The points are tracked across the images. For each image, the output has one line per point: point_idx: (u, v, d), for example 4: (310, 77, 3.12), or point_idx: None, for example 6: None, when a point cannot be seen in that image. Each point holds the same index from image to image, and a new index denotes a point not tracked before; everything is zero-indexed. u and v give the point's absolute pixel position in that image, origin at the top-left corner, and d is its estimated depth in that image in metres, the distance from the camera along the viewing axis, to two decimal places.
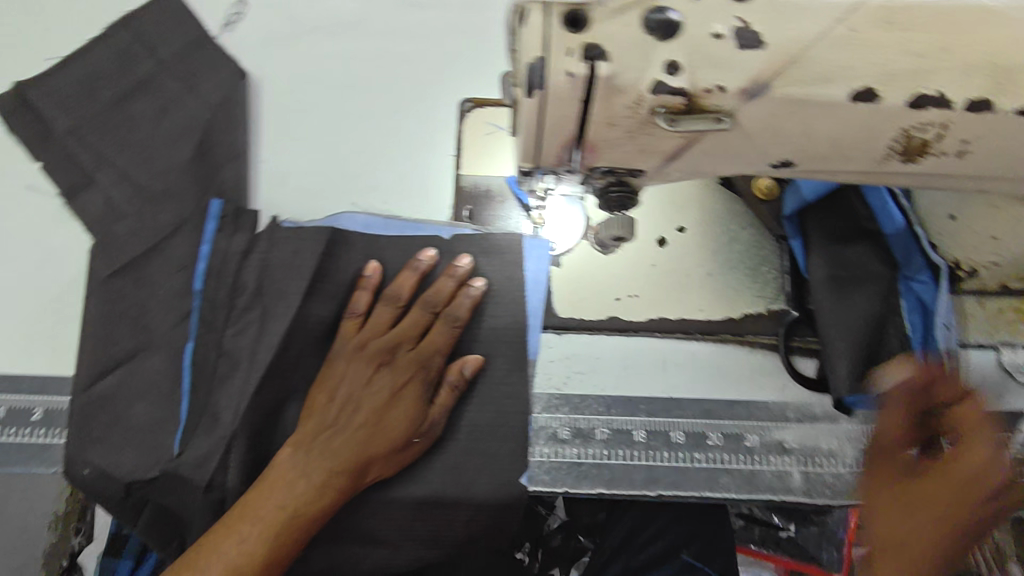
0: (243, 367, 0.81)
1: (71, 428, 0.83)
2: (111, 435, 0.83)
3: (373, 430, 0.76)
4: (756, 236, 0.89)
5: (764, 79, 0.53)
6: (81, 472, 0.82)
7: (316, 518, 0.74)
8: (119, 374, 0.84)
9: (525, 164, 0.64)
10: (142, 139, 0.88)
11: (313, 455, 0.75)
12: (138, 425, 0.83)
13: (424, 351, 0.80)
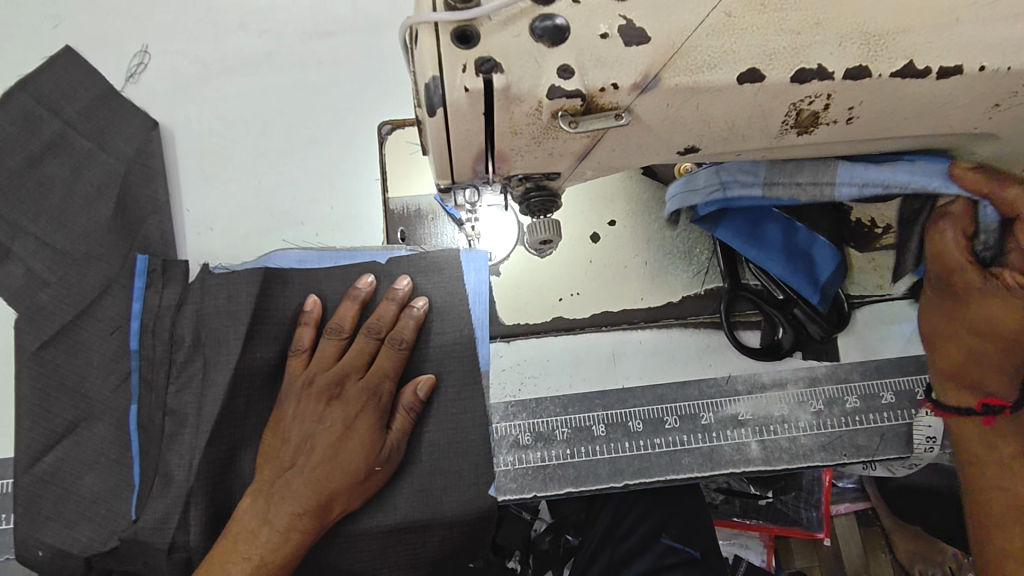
0: (192, 420, 0.79)
1: (17, 511, 0.80)
2: (62, 512, 0.80)
3: (330, 466, 0.75)
4: (685, 220, 0.91)
5: (654, 71, 0.55)
6: (34, 554, 0.79)
7: (286, 564, 0.73)
8: (63, 447, 0.81)
9: (442, 181, 0.65)
10: (57, 203, 0.87)
11: (273, 502, 0.74)
12: (89, 498, 0.80)
13: (373, 378, 0.79)
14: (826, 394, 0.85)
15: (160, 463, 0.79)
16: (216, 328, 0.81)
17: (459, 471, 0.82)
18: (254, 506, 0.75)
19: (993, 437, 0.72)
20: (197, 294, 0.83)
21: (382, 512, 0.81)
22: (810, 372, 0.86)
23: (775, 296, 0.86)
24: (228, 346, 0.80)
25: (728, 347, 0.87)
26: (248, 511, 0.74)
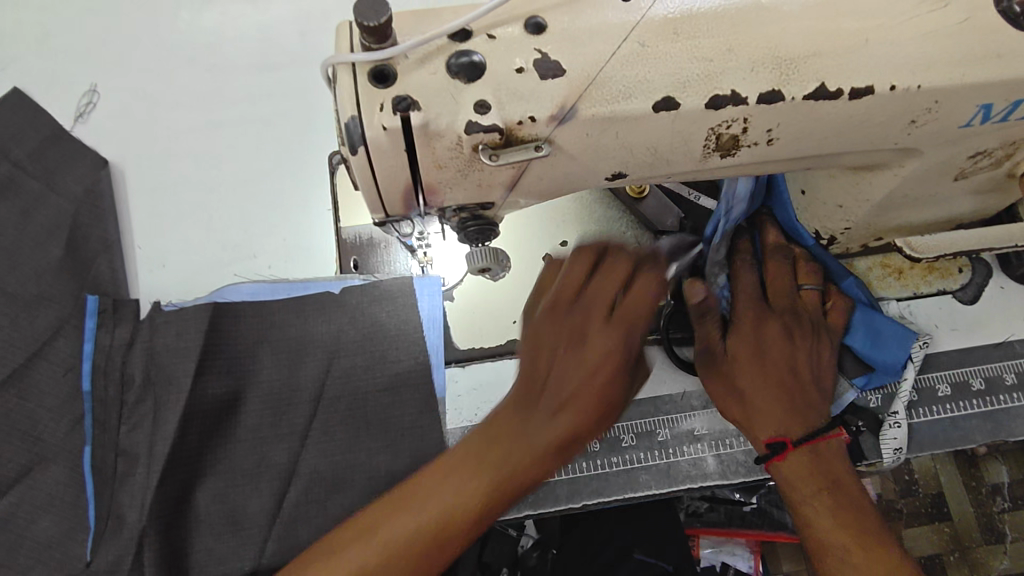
0: (146, 460, 0.79)
1: None
2: (15, 558, 0.79)
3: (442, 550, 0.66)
4: (636, 240, 0.90)
5: (570, 103, 0.56)
6: None
7: None
8: (17, 491, 0.81)
9: (377, 215, 0.65)
10: (5, 247, 0.86)
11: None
12: (42, 543, 0.79)
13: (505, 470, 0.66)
14: None
15: (114, 504, 0.79)
16: (167, 366, 0.82)
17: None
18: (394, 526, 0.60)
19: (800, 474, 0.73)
20: (148, 333, 0.83)
21: None
22: None
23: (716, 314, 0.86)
24: (178, 384, 0.81)
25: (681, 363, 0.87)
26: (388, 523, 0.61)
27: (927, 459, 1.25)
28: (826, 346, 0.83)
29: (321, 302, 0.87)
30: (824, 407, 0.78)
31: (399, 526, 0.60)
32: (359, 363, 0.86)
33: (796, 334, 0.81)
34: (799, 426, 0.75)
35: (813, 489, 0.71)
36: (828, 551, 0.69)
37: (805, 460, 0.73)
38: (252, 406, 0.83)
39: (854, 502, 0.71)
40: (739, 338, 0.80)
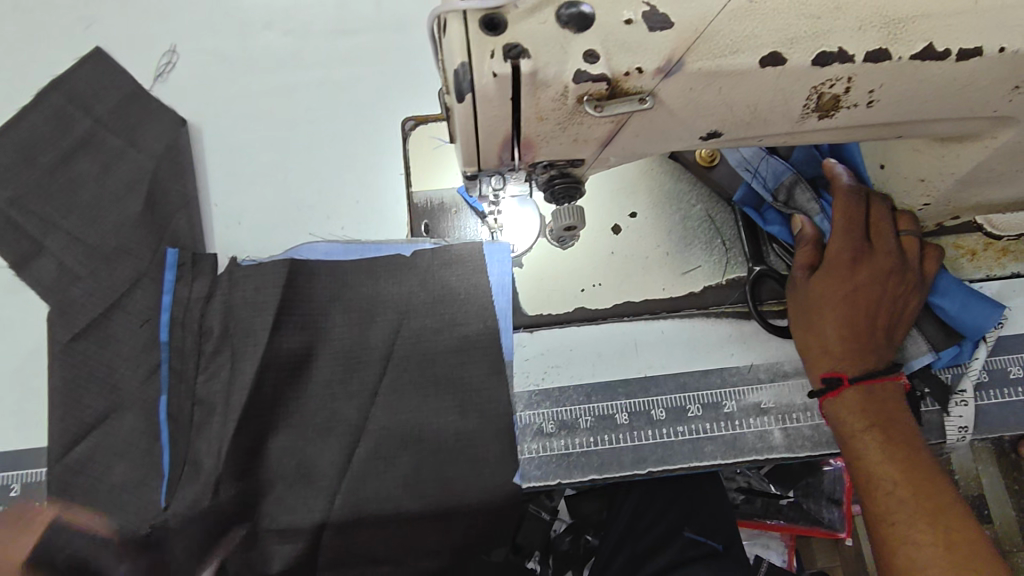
0: (222, 410, 0.81)
1: (50, 500, 0.80)
2: (93, 500, 0.81)
3: None
4: (706, 211, 0.92)
5: (677, 56, 0.56)
6: (68, 541, 0.79)
7: None
8: (94, 437, 0.82)
9: (469, 168, 0.66)
10: (87, 200, 0.89)
11: None
12: (118, 488, 0.81)
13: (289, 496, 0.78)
14: None
15: (190, 452, 0.80)
16: (243, 321, 0.83)
17: (485, 462, 0.83)
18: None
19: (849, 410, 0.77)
20: (226, 287, 0.85)
21: (404, 501, 0.82)
22: None
23: None
24: (254, 337, 0.83)
25: (751, 334, 0.87)
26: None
27: (970, 461, 1.24)
28: (914, 294, 0.82)
29: (396, 263, 0.88)
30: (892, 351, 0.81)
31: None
32: (430, 325, 0.86)
33: (889, 280, 0.80)
34: (858, 366, 0.78)
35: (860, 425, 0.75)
36: (873, 489, 0.73)
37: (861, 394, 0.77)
38: (324, 362, 0.84)
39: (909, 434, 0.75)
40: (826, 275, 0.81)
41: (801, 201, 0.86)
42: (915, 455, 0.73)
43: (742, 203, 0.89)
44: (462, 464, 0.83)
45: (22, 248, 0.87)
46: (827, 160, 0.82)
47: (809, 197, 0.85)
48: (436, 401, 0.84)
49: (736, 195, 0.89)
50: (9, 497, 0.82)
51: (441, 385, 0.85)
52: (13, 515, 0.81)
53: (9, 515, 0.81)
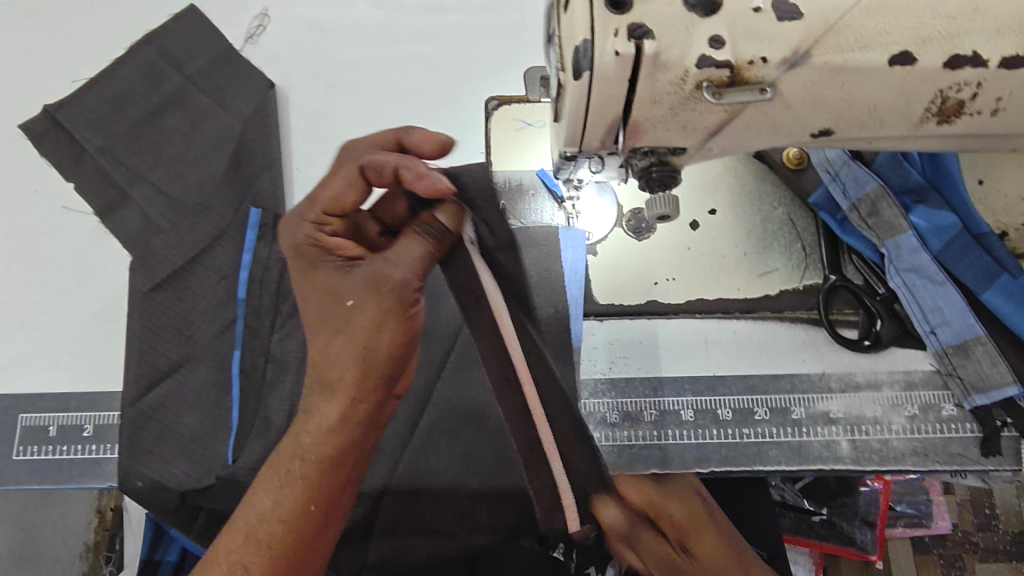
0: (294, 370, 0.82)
1: (121, 442, 0.82)
2: (161, 447, 0.82)
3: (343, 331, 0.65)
4: (788, 214, 0.90)
5: (804, 48, 0.55)
6: (134, 484, 0.81)
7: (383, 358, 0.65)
8: (165, 387, 0.83)
9: (569, 148, 0.66)
10: (174, 153, 0.90)
11: (346, 329, 0.65)
12: (187, 437, 0.82)
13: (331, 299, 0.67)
14: (922, 399, 0.83)
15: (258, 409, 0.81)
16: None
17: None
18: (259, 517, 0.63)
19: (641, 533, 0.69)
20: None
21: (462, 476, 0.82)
22: (906, 376, 0.84)
23: (877, 290, 0.86)
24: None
25: (824, 342, 0.86)
26: (257, 505, 0.63)
27: None
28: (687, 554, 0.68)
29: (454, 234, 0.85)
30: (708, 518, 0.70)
31: (263, 510, 0.63)
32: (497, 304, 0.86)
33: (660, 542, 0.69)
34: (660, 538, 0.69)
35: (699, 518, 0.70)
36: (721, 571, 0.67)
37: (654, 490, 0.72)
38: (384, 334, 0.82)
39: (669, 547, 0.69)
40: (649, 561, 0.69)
41: (885, 212, 0.84)
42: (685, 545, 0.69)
43: (818, 207, 0.88)
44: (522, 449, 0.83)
45: (109, 196, 0.89)
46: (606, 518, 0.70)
47: (894, 210, 0.83)
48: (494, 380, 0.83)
49: (813, 196, 0.88)
50: (83, 436, 0.84)
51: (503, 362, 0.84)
52: (84, 454, 0.83)
53: (81, 454, 0.83)
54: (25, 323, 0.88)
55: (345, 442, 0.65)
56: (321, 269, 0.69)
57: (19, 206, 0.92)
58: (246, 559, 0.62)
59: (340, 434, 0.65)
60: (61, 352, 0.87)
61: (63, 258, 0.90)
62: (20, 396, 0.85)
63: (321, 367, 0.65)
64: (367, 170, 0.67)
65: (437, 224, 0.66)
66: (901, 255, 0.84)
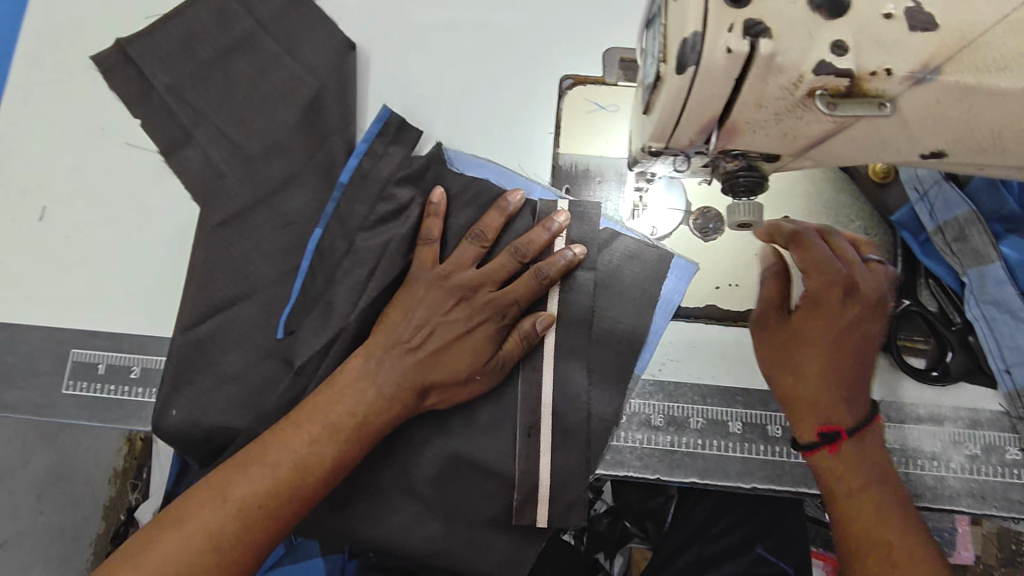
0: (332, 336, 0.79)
1: (165, 371, 0.81)
2: (202, 381, 0.81)
3: (379, 362, 0.73)
4: (865, 229, 0.85)
5: (935, 63, 0.50)
6: (168, 414, 0.80)
7: (379, 429, 0.72)
8: (216, 322, 0.82)
9: (654, 144, 0.62)
10: (239, 100, 0.88)
11: (382, 365, 0.73)
12: (229, 376, 0.82)
13: (390, 336, 0.75)
14: (985, 440, 0.80)
15: (295, 364, 0.79)
16: (376, 248, 0.81)
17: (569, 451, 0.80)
18: (203, 518, 0.64)
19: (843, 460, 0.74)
20: (357, 212, 0.82)
21: (491, 464, 0.78)
22: (972, 414, 0.80)
23: (951, 320, 0.83)
24: (370, 269, 0.81)
25: (891, 369, 0.82)
26: (229, 483, 0.66)
27: None
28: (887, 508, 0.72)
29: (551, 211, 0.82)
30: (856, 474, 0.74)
31: (243, 486, 0.66)
32: (581, 301, 0.81)
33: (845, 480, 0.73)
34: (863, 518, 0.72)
35: (860, 485, 0.73)
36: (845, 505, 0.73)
37: (839, 315, 0.76)
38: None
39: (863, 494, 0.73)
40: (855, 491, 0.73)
41: (973, 239, 0.80)
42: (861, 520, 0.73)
43: (900, 225, 0.83)
44: (556, 449, 0.80)
45: (173, 137, 0.88)
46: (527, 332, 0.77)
47: (983, 237, 0.79)
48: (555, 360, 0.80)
49: (895, 214, 0.83)
50: (130, 378, 0.85)
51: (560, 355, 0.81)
52: (132, 395, 0.84)
53: (128, 396, 0.84)
54: (83, 258, 0.89)
55: (351, 456, 0.71)
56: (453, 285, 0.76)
57: (84, 140, 0.92)
58: (223, 515, 0.64)
59: (353, 447, 0.71)
60: (116, 291, 0.88)
61: (124, 197, 0.90)
62: (75, 330, 0.86)
63: (366, 371, 0.73)
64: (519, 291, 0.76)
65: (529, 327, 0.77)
66: (984, 285, 0.79)
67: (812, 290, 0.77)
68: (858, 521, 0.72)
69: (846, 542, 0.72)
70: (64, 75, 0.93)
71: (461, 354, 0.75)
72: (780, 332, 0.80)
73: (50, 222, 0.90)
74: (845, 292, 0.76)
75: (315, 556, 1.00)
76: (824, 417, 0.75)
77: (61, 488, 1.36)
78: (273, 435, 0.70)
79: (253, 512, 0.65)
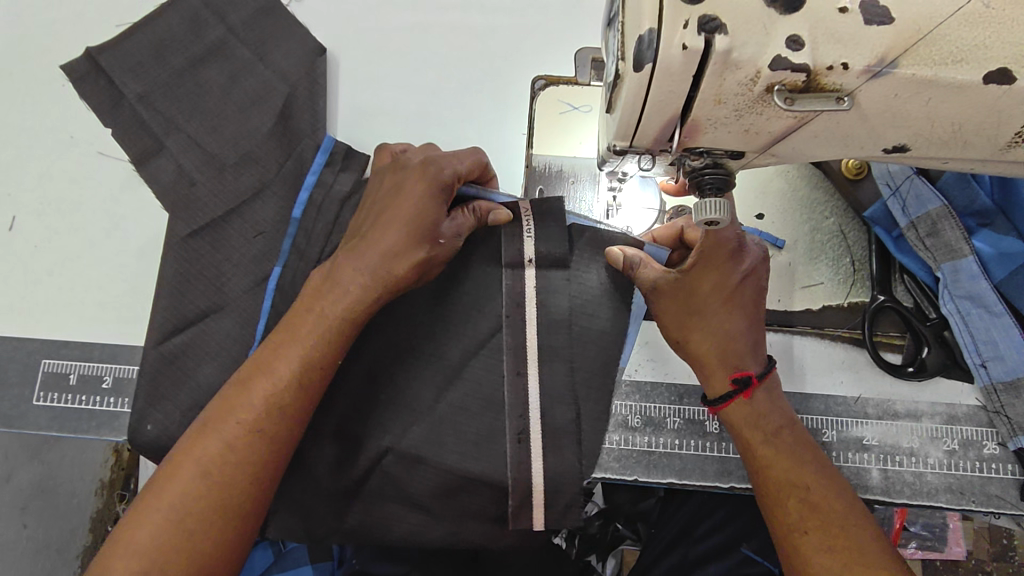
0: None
1: (141, 384, 0.80)
2: (177, 393, 0.79)
3: (304, 316, 0.65)
4: (839, 226, 0.85)
5: (892, 57, 0.50)
6: (144, 429, 0.79)
7: (309, 387, 0.63)
8: (190, 334, 0.81)
9: (618, 143, 0.61)
10: (210, 106, 0.87)
11: (307, 320, 0.65)
12: (204, 385, 0.79)
13: (323, 291, 0.66)
14: (963, 435, 0.79)
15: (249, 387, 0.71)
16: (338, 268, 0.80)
17: (560, 458, 0.74)
18: (146, 526, 0.57)
19: (758, 418, 0.70)
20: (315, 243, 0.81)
21: None
22: (949, 409, 0.80)
23: (927, 315, 0.82)
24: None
25: (869, 365, 0.82)
26: (166, 483, 0.59)
27: None
28: (805, 478, 0.66)
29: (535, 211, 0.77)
30: (791, 456, 0.68)
31: (181, 486, 0.58)
32: (557, 300, 0.77)
33: (777, 438, 0.69)
34: (790, 491, 0.66)
35: (771, 428, 0.69)
36: (768, 473, 0.67)
37: (733, 270, 0.72)
38: (403, 302, 0.77)
39: (787, 459, 0.67)
40: (780, 452, 0.68)
41: (945, 233, 0.80)
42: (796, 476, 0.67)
43: (874, 221, 0.83)
44: (548, 453, 0.74)
45: (144, 145, 0.87)
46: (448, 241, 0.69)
47: (956, 232, 0.79)
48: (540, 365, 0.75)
49: (868, 210, 0.83)
50: (101, 388, 0.84)
51: (543, 357, 0.75)
52: (103, 406, 0.83)
53: (99, 406, 0.83)
54: (54, 268, 0.88)
55: (283, 417, 0.62)
56: (383, 215, 0.67)
57: (55, 150, 0.91)
58: (161, 523, 0.57)
59: (283, 407, 0.62)
60: (88, 301, 0.87)
61: (96, 206, 0.90)
62: (45, 341, 0.85)
63: (290, 330, 0.65)
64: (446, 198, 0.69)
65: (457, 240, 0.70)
66: (957, 279, 0.79)
67: (708, 245, 0.71)
68: (777, 470, 0.67)
69: (766, 495, 0.67)
70: (34, 85, 0.93)
71: (399, 273, 0.66)
72: (677, 293, 0.73)
73: (21, 232, 0.89)
74: (737, 250, 0.71)
75: (302, 564, 0.96)
76: (734, 363, 0.70)
77: (44, 501, 1.33)
78: (203, 422, 0.62)
79: (197, 510, 0.58)
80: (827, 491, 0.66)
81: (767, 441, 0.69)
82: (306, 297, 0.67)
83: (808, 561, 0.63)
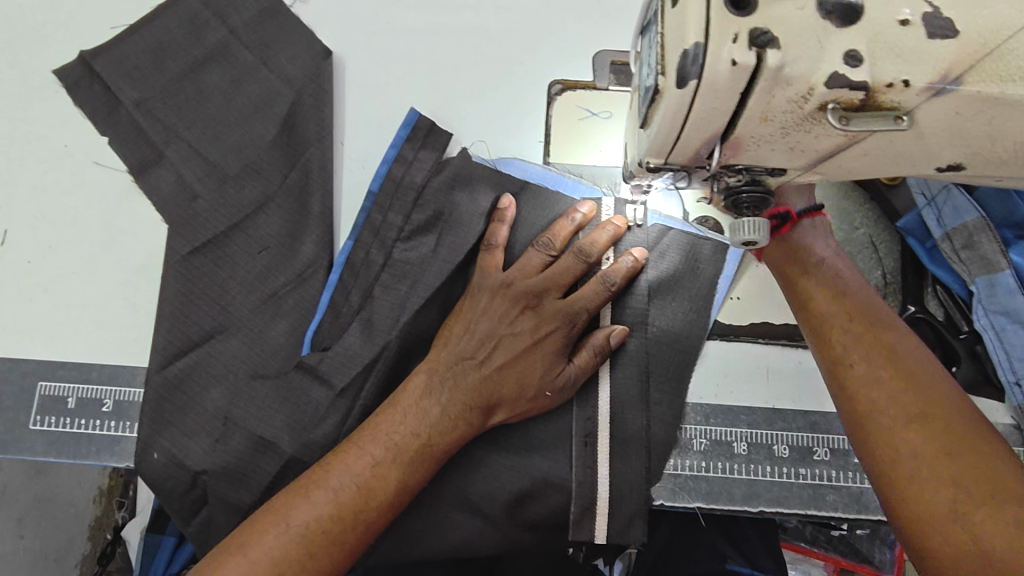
0: (356, 323, 0.77)
1: (146, 410, 0.76)
2: (184, 420, 0.76)
3: (450, 377, 0.70)
4: (870, 236, 0.82)
5: (955, 73, 0.47)
6: (149, 457, 0.75)
7: (446, 450, 0.68)
8: (195, 356, 0.77)
9: (652, 159, 0.58)
10: (212, 113, 0.83)
11: (450, 381, 0.70)
12: (211, 412, 0.76)
13: (460, 348, 0.72)
14: None
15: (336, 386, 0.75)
16: (413, 261, 0.78)
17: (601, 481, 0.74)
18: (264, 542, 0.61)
19: (856, 334, 0.65)
20: (363, 253, 0.78)
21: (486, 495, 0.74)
22: None
23: (960, 328, 0.80)
24: (411, 281, 0.78)
25: None
26: (298, 504, 0.63)
27: None
28: (916, 388, 0.60)
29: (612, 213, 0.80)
30: (898, 367, 0.62)
31: (306, 508, 0.63)
32: (635, 302, 0.78)
33: (879, 354, 0.63)
34: (899, 408, 0.60)
35: (876, 345, 0.64)
36: (867, 387, 0.62)
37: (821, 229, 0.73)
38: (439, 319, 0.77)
39: (896, 369, 0.62)
40: (883, 364, 0.62)
41: (982, 246, 0.77)
42: (906, 389, 0.60)
43: (906, 231, 0.81)
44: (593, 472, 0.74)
45: (142, 155, 0.82)
46: (599, 331, 0.75)
47: (992, 245, 0.76)
48: (614, 366, 0.77)
49: (901, 220, 0.81)
50: (101, 412, 0.80)
51: (616, 357, 0.77)
52: (103, 430, 0.80)
53: (99, 431, 0.80)
54: (49, 284, 0.84)
55: (419, 469, 0.67)
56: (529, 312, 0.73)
57: (49, 161, 0.86)
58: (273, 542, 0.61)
59: (421, 457, 0.67)
60: (87, 319, 0.83)
61: (93, 218, 0.85)
62: (41, 361, 0.81)
63: (442, 379, 0.70)
64: (584, 289, 0.74)
65: (605, 341, 0.75)
66: (994, 293, 0.76)
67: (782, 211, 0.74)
68: (883, 386, 0.61)
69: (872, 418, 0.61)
70: (24, 90, 0.88)
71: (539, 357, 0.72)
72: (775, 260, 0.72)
73: (14, 247, 0.84)
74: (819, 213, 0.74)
75: None
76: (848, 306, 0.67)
77: (43, 511, 1.28)
78: (337, 453, 0.67)
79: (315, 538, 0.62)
80: (947, 406, 0.59)
81: (868, 355, 0.63)
82: (445, 339, 0.73)
83: (921, 488, 0.56)
